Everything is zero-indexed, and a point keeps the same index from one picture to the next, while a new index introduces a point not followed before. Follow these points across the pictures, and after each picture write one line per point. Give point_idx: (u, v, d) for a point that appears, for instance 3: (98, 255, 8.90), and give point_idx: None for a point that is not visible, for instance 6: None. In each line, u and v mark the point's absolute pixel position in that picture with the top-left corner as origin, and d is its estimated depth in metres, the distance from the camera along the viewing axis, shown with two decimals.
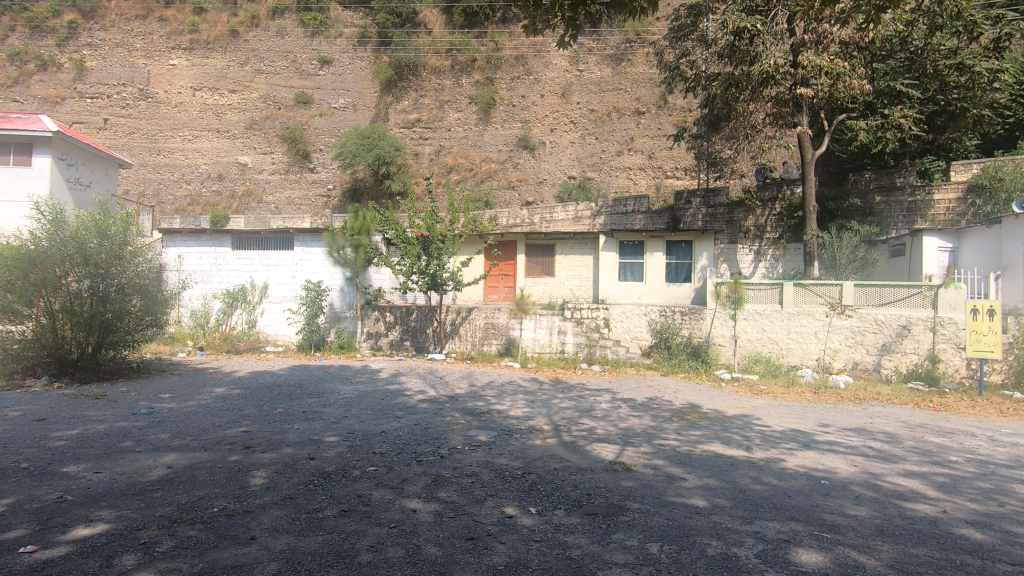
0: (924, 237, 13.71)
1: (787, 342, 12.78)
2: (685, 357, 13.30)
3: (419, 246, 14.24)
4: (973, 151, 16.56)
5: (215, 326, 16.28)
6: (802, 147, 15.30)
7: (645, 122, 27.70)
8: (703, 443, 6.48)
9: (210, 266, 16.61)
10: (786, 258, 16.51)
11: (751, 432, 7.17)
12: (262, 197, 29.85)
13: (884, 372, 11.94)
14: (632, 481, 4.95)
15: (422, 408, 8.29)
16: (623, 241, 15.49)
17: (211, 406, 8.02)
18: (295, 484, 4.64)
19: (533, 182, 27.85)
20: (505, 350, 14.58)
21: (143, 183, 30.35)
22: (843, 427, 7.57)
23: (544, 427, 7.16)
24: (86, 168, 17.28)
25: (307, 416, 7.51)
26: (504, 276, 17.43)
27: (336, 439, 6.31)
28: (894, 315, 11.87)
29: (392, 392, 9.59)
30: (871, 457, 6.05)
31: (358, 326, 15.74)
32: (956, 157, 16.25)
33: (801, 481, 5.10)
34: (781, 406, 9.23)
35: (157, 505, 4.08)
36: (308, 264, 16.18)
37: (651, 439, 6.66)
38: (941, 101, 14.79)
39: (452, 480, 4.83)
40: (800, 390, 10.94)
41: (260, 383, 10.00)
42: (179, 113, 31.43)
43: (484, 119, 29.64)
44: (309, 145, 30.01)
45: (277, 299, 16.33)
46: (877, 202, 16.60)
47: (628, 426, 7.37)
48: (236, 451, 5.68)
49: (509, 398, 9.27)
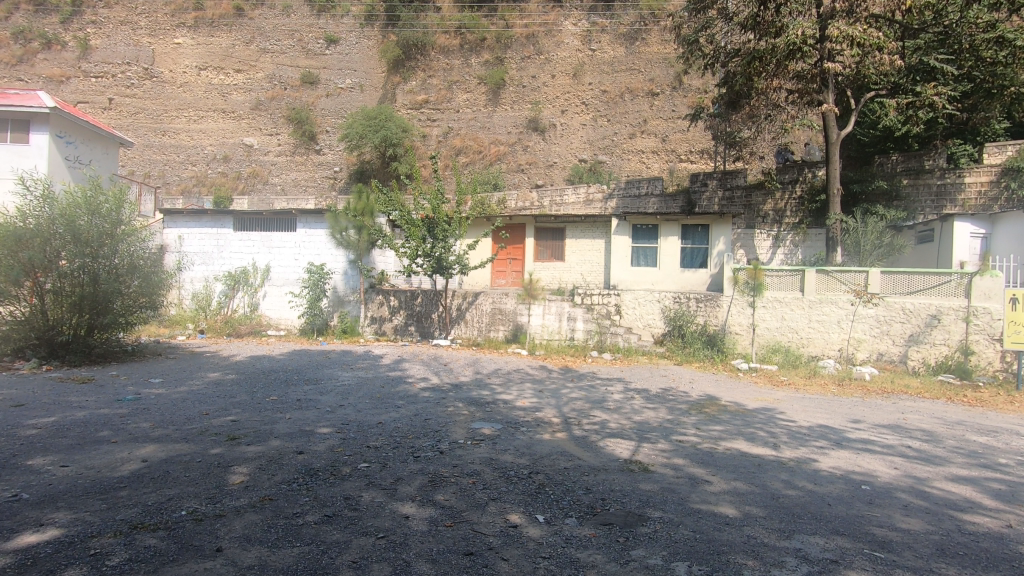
0: (956, 222, 13.09)
1: (807, 332, 12.17)
2: (700, 346, 12.73)
3: (424, 227, 13.76)
4: (1004, 136, 15.65)
5: (217, 309, 15.95)
6: (827, 126, 14.55)
7: (658, 104, 26.85)
8: (726, 440, 5.97)
9: (212, 248, 16.22)
10: (805, 244, 16.07)
11: (777, 428, 6.63)
12: (268, 179, 29.35)
13: (911, 364, 11.35)
14: (651, 484, 4.45)
15: (424, 397, 7.83)
16: (636, 224, 14.90)
17: (202, 393, 7.61)
18: (276, 482, 4.18)
19: (543, 165, 27.12)
20: (513, 337, 14.08)
21: (149, 165, 29.88)
22: (876, 424, 7.02)
23: (553, 420, 6.67)
24: (86, 147, 16.84)
25: (301, 405, 7.06)
26: (512, 260, 16.77)
27: (329, 430, 5.87)
28: (923, 305, 11.26)
29: (394, 379, 9.14)
30: (913, 459, 5.51)
31: (361, 311, 15.26)
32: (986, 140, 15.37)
33: (839, 486, 4.57)
34: (804, 400, 8.67)
35: (119, 507, 3.65)
36: (311, 247, 15.73)
37: (668, 434, 6.15)
38: (975, 79, 13.96)
39: (450, 480, 4.35)
40: (824, 382, 10.37)
41: (257, 369, 9.60)
42: (184, 93, 30.91)
43: (494, 101, 28.83)
44: (315, 126, 29.55)
45: (280, 282, 15.91)
46: (903, 184, 15.78)
47: (643, 420, 6.86)
48: (219, 443, 5.25)
49: (516, 387, 8.79)
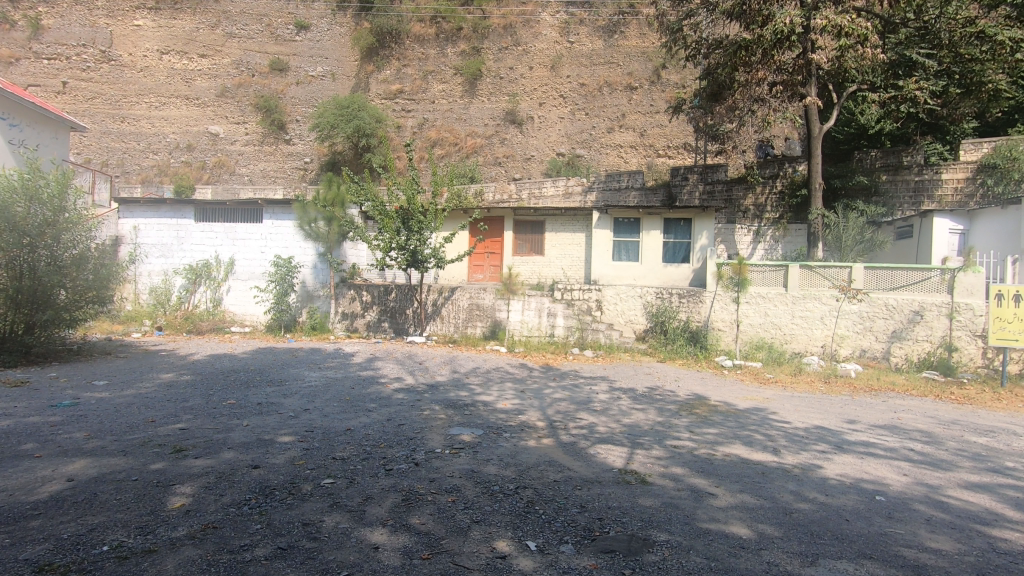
0: (935, 218, 13.17)
1: (791, 328, 11.97)
2: (683, 343, 12.45)
3: (399, 219, 13.13)
4: (971, 134, 15.81)
5: (177, 304, 15.02)
6: (809, 120, 14.46)
7: (637, 98, 26.52)
8: (723, 445, 5.59)
9: (171, 240, 15.29)
10: (785, 240, 15.83)
11: (773, 430, 6.28)
12: (234, 169, 28.12)
13: (893, 360, 11.23)
14: (651, 498, 4.00)
15: (397, 399, 7.26)
16: (618, 218, 14.53)
17: (150, 396, 6.90)
18: (223, 506, 3.61)
19: (520, 158, 26.60)
20: (491, 334, 13.58)
21: (106, 153, 28.33)
22: (872, 425, 6.74)
23: (538, 424, 6.19)
24: (32, 130, 15.66)
25: (262, 409, 6.44)
26: (490, 254, 16.22)
27: (291, 439, 5.29)
28: (906, 300, 11.14)
29: (365, 379, 8.56)
30: (920, 464, 5.20)
31: (332, 307, 14.57)
32: (957, 139, 15.51)
33: (852, 498, 4.20)
34: (794, 399, 8.37)
35: (26, 543, 3.04)
36: (278, 239, 14.94)
37: (662, 439, 5.74)
38: (954, 77, 13.94)
39: (426, 499, 3.83)
40: (810, 379, 10.14)
41: (217, 369, 8.88)
42: (145, 78, 29.44)
43: (470, 92, 28.21)
44: (285, 115, 28.49)
45: (245, 276, 15.09)
46: (882, 180, 15.73)
47: (632, 423, 6.44)
48: (162, 456, 4.62)
49: (496, 387, 8.29)
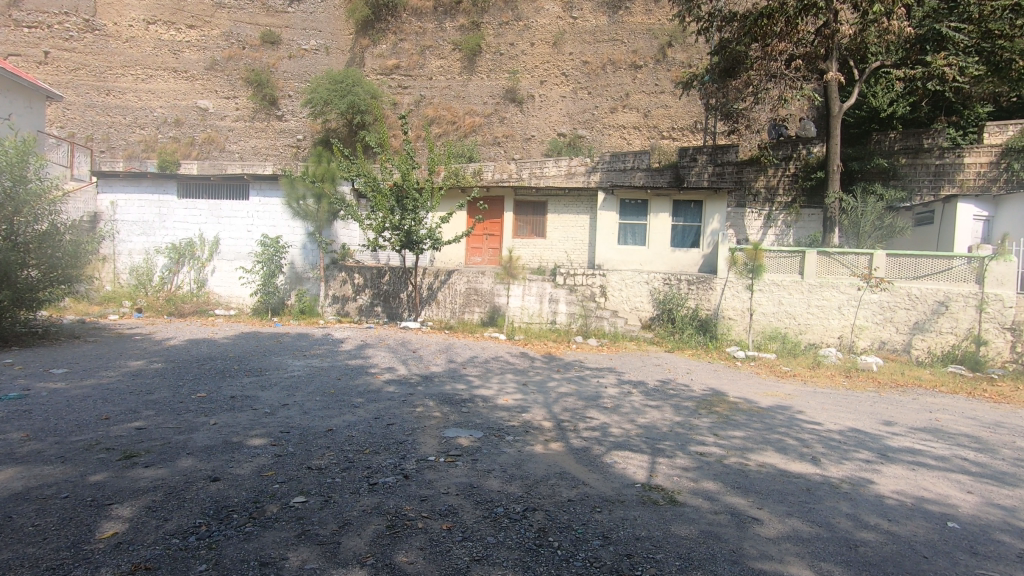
0: (959, 203, 12.47)
1: (806, 317, 11.30)
2: (692, 332, 11.81)
3: (393, 197, 12.33)
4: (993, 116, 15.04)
5: (159, 285, 14.27)
6: (829, 98, 13.66)
7: (641, 77, 25.43)
8: (755, 452, 4.93)
9: (152, 217, 14.48)
10: (797, 225, 15.15)
11: (806, 433, 5.63)
12: (224, 146, 27.11)
13: (915, 353, 10.62)
14: (687, 525, 3.34)
15: (388, 393, 6.58)
16: (624, 199, 13.75)
17: (112, 388, 6.18)
18: (164, 537, 2.92)
19: (520, 139, 25.66)
20: (489, 320, 12.87)
21: (91, 127, 27.18)
22: (912, 428, 6.11)
23: (545, 424, 5.52)
24: (3, 99, 14.76)
25: (234, 405, 5.72)
26: (489, 236, 15.46)
27: (262, 442, 4.59)
28: (931, 290, 10.49)
29: (353, 370, 7.84)
30: (981, 478, 4.57)
31: (322, 289, 13.82)
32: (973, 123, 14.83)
33: (921, 525, 3.55)
34: (819, 396, 7.74)
35: None
36: (265, 217, 14.12)
37: (685, 444, 5.09)
38: (983, 52, 13.10)
39: (416, 526, 3.16)
40: (830, 373, 9.52)
41: (192, 356, 8.15)
42: (130, 49, 28.25)
43: (469, 68, 27.19)
44: (276, 90, 27.43)
45: (230, 256, 14.30)
46: (901, 163, 15.01)
47: (649, 424, 5.76)
48: (106, 465, 3.92)
49: (497, 380, 7.60)
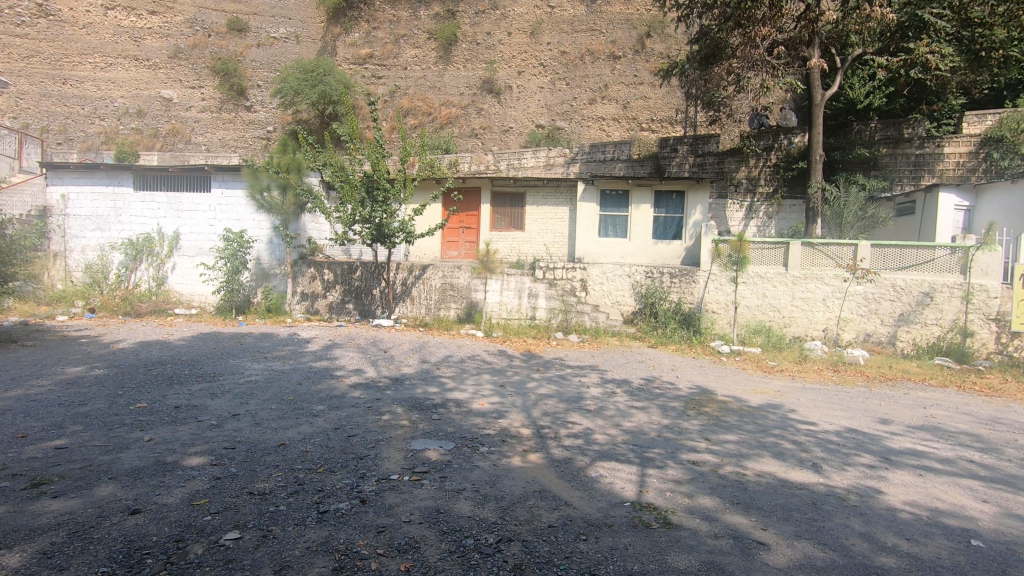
0: (941, 192, 12.34)
1: (790, 310, 11.04)
2: (675, 326, 11.47)
3: (363, 188, 11.68)
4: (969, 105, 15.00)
5: (116, 283, 13.47)
6: (811, 86, 13.46)
7: (620, 68, 24.96)
8: (751, 459, 4.54)
9: (107, 210, 13.61)
10: (779, 216, 14.88)
11: (802, 436, 5.25)
12: (190, 138, 25.94)
13: (900, 345, 10.43)
14: (685, 555, 2.90)
15: (352, 399, 6.03)
16: (605, 190, 13.33)
17: (40, 399, 5.52)
18: None
19: (498, 130, 25.07)
20: (466, 317, 12.35)
21: (46, 118, 25.71)
22: (910, 427, 5.80)
23: (523, 432, 5.05)
24: None
25: (178, 416, 5.12)
26: (465, 229, 14.91)
27: (201, 461, 4.03)
28: (916, 281, 10.29)
29: (317, 373, 7.26)
30: (993, 483, 4.24)
31: (289, 286, 13.14)
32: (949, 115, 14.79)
33: (943, 544, 3.18)
34: (810, 393, 7.41)
35: None
36: (229, 210, 13.37)
37: (676, 451, 4.67)
38: (963, 41, 12.94)
39: (368, 569, 2.66)
40: (818, 368, 9.23)
41: (140, 360, 7.47)
42: (88, 36, 26.90)
43: (444, 58, 26.51)
44: (244, 79, 26.39)
45: (192, 252, 13.51)
46: (882, 153, 14.84)
47: (635, 428, 5.33)
48: (6, 497, 3.33)
49: (472, 382, 7.11)
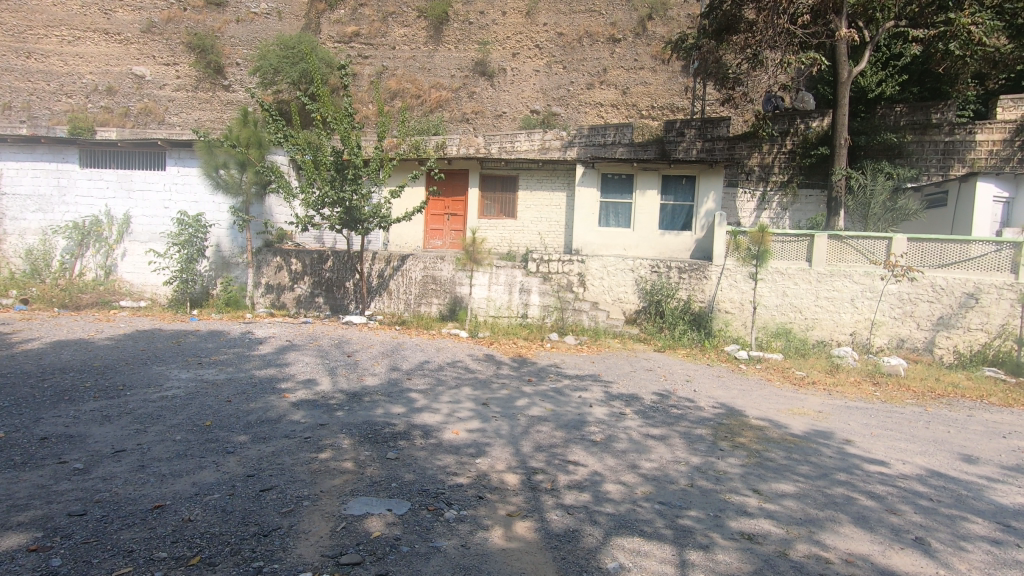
0: (978, 182, 11.06)
1: (814, 312, 9.77)
2: (684, 327, 10.17)
3: (332, 168, 10.19)
4: (996, 89, 13.90)
5: (58, 272, 11.95)
6: (836, 62, 12.10)
7: (620, 52, 23.46)
8: (828, 527, 3.24)
9: (50, 189, 12.06)
10: (794, 207, 13.56)
11: (879, 485, 3.98)
12: (163, 118, 24.18)
13: (939, 353, 9.21)
14: None
15: (290, 425, 4.62)
16: (606, 174, 11.96)
17: None
18: None
19: (490, 115, 23.66)
20: (449, 314, 10.99)
21: (9, 94, 24.06)
22: (1005, 469, 4.54)
23: (510, 481, 3.70)
24: None
25: (34, 455, 3.71)
26: (451, 216, 13.47)
27: (17, 542, 2.66)
28: (960, 280, 9.06)
29: (257, 385, 5.85)
30: None
31: (251, 277, 11.73)
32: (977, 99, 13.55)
33: None
34: (859, 414, 6.11)
35: None
36: (185, 190, 11.88)
37: (726, 515, 3.33)
38: (1003, 15, 11.81)
39: None
40: (853, 380, 7.96)
41: (38, 366, 6.03)
42: (54, 7, 25.07)
43: (435, 38, 24.92)
44: (222, 57, 24.59)
45: (143, 237, 12.04)
46: (908, 140, 13.51)
47: (660, 473, 3.99)
48: None
49: (448, 398, 5.77)
